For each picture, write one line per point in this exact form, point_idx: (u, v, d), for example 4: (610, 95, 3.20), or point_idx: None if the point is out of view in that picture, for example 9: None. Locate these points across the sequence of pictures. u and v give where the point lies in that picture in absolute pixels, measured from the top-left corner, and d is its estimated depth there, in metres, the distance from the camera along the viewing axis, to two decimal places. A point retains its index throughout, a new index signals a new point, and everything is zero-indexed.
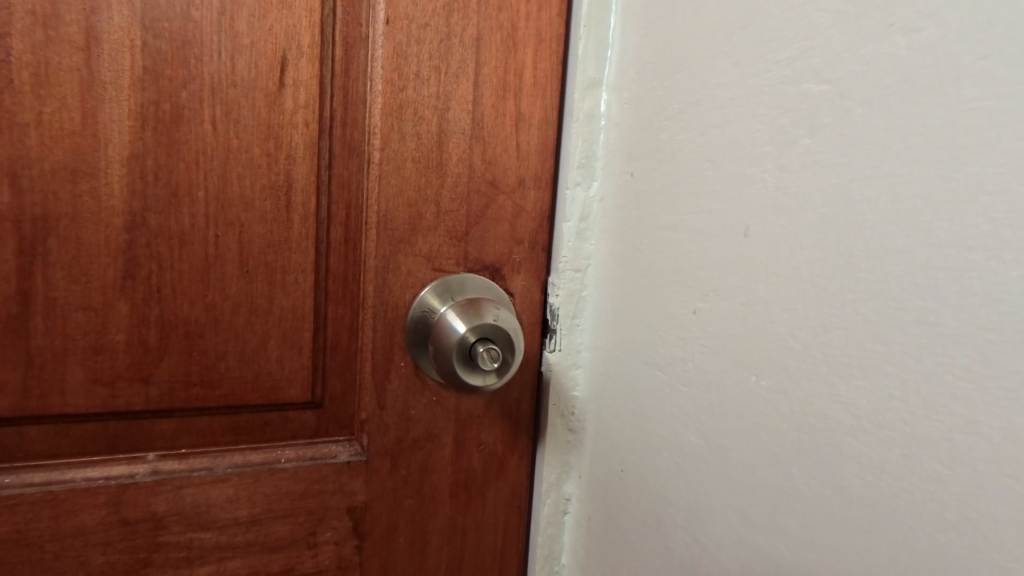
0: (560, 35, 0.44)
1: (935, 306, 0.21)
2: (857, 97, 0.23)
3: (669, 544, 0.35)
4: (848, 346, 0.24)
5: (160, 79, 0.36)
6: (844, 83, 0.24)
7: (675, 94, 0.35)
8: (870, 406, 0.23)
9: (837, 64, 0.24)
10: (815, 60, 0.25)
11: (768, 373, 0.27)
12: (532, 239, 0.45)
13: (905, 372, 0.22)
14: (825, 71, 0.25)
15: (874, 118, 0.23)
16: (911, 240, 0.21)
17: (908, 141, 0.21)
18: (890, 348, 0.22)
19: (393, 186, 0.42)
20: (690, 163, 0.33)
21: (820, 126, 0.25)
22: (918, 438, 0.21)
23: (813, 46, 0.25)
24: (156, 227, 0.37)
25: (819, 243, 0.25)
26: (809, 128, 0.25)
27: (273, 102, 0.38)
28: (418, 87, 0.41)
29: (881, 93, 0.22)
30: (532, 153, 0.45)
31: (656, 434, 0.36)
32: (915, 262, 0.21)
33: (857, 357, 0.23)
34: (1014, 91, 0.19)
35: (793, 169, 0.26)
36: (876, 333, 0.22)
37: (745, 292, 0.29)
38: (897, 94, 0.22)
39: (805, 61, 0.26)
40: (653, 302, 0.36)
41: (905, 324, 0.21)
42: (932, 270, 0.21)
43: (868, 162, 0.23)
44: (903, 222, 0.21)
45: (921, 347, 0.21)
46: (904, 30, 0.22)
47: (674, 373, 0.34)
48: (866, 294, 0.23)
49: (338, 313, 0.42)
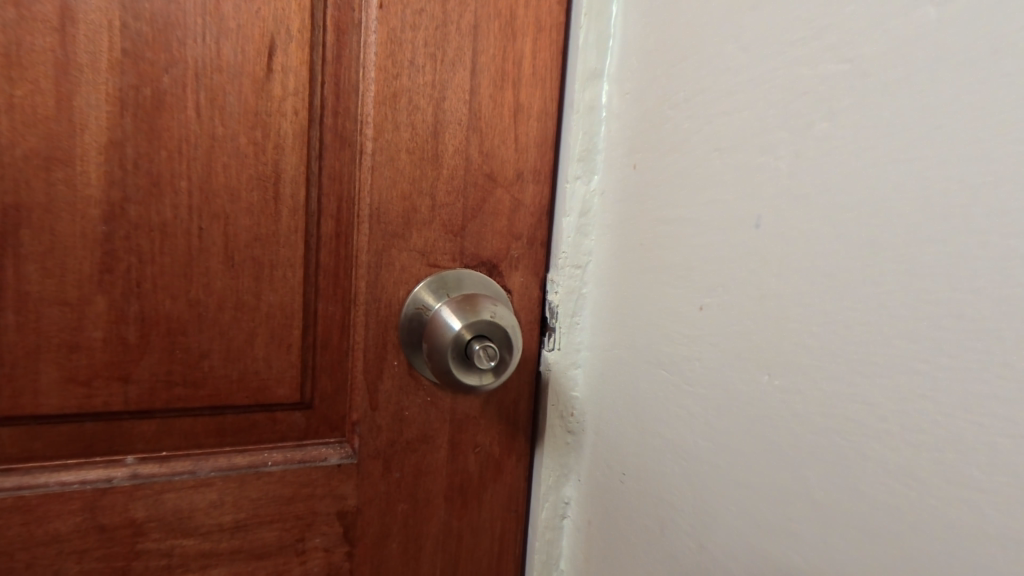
0: (560, 24, 0.42)
1: (968, 299, 0.19)
2: (883, 76, 0.22)
3: (672, 551, 0.33)
4: (872, 343, 0.22)
5: (140, 62, 0.34)
6: (866, 62, 0.23)
7: (681, 82, 0.34)
8: (895, 407, 0.21)
9: (857, 43, 0.23)
10: (833, 40, 0.24)
11: (781, 372, 0.26)
12: (531, 234, 0.44)
13: (935, 370, 0.20)
14: (844, 50, 0.23)
15: (901, 98, 0.21)
16: (943, 229, 0.20)
17: (939, 122, 0.20)
18: (920, 345, 0.21)
19: (386, 178, 0.40)
20: (695, 154, 0.32)
21: (838, 109, 0.24)
22: (951, 441, 0.20)
23: (831, 25, 0.24)
24: (135, 219, 0.35)
25: (837, 233, 0.23)
26: (828, 112, 0.24)
27: (260, 89, 0.37)
28: (412, 75, 0.40)
29: (907, 71, 0.21)
30: (531, 145, 0.43)
31: (659, 435, 0.34)
32: (947, 252, 0.20)
33: (881, 355, 0.22)
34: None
35: (808, 157, 0.25)
36: (902, 329, 0.21)
37: (756, 287, 0.27)
38: (927, 69, 0.20)
39: (823, 40, 0.24)
40: (656, 299, 0.35)
41: (936, 318, 0.20)
42: (966, 260, 0.19)
43: (895, 146, 0.21)
44: (930, 210, 0.20)
45: (952, 343, 0.20)
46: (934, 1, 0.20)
47: (679, 373, 0.33)
48: (892, 287, 0.21)
49: (329, 310, 0.41)
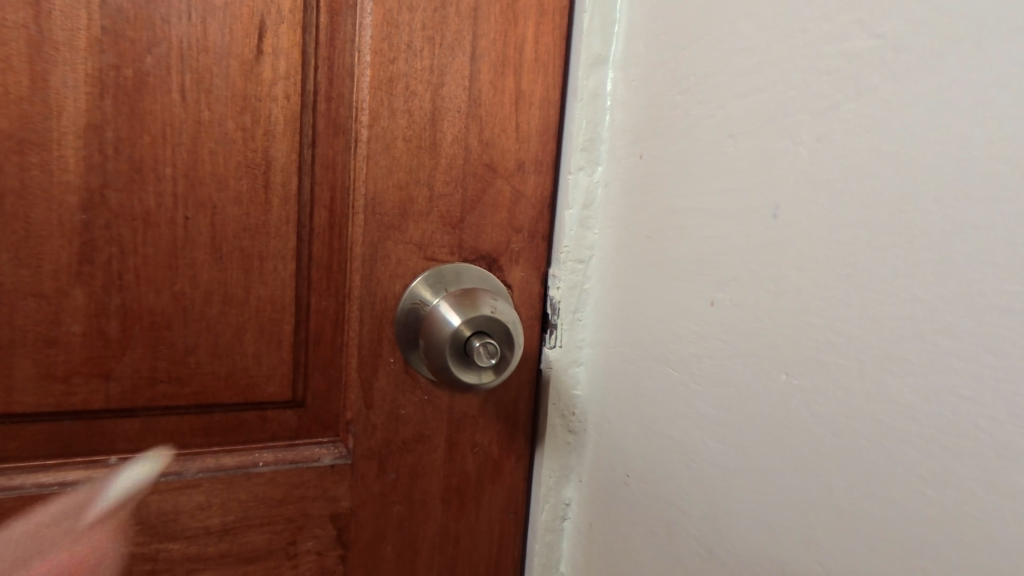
0: (563, 8, 0.41)
1: (1017, 290, 0.18)
2: (920, 51, 0.20)
3: (680, 557, 0.32)
4: (905, 340, 0.21)
5: (120, 40, 0.32)
6: (896, 38, 0.21)
7: (691, 65, 0.32)
8: (930, 408, 0.20)
9: (886, 17, 0.22)
10: (859, 15, 0.23)
11: (801, 369, 0.25)
12: (532, 227, 0.42)
13: (976, 368, 0.19)
14: (871, 26, 0.22)
15: (939, 74, 0.20)
16: (988, 215, 0.18)
17: (983, 98, 0.19)
18: (958, 340, 0.19)
19: (381, 167, 0.39)
20: (708, 140, 0.30)
21: (867, 89, 0.22)
22: (995, 445, 0.18)
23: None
24: (116, 208, 0.33)
25: (865, 221, 0.22)
26: (855, 91, 0.23)
27: (249, 71, 0.35)
28: (408, 59, 0.38)
29: (947, 46, 0.20)
30: (533, 134, 0.42)
31: (666, 435, 0.33)
32: (992, 239, 0.18)
33: (914, 352, 0.20)
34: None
35: (832, 141, 0.23)
36: (938, 323, 0.20)
37: (773, 281, 0.26)
38: (970, 42, 0.19)
39: (848, 16, 0.23)
40: (663, 292, 0.34)
41: (978, 312, 0.19)
42: (1016, 248, 0.18)
43: (932, 126, 0.20)
44: (974, 195, 0.19)
45: (996, 338, 0.18)
46: None
47: (687, 371, 0.31)
48: (927, 279, 0.20)
49: (322, 305, 0.39)
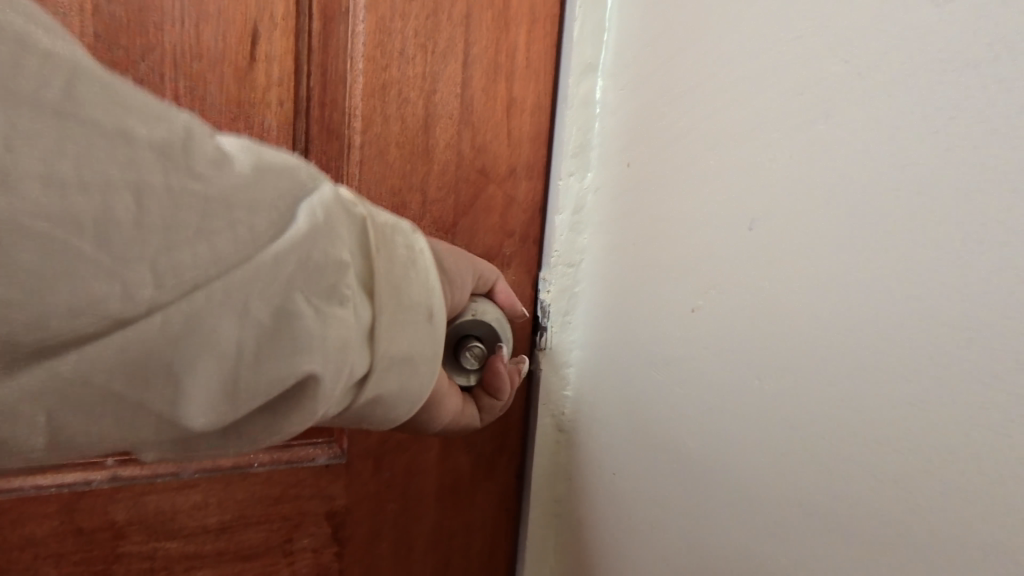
0: (554, 17, 0.42)
1: (960, 307, 0.19)
2: (883, 78, 0.21)
3: (664, 553, 0.33)
4: (865, 349, 0.22)
5: (115, 49, 0.32)
6: (862, 64, 0.22)
7: (676, 77, 0.33)
8: (883, 414, 0.21)
9: (855, 42, 0.23)
10: (829, 42, 0.24)
11: (773, 376, 0.26)
12: (523, 231, 0.44)
13: (927, 380, 0.20)
14: (841, 51, 0.23)
15: (899, 102, 0.21)
16: (941, 236, 0.20)
17: (937, 127, 0.20)
18: (908, 351, 0.21)
19: (375, 173, 0.40)
20: (690, 152, 0.32)
21: (836, 110, 0.23)
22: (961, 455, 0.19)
23: (824, 26, 0.24)
24: None
25: (830, 237, 0.23)
26: (825, 111, 0.24)
27: (242, 78, 0.36)
28: (401, 66, 0.39)
29: (909, 74, 0.21)
30: (525, 141, 0.43)
31: (651, 434, 0.34)
32: (950, 258, 0.19)
33: (873, 361, 0.22)
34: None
35: (804, 160, 0.25)
36: (894, 335, 0.21)
37: (750, 290, 0.27)
38: (929, 72, 0.20)
39: (820, 40, 0.24)
40: (648, 297, 0.35)
41: (927, 327, 0.20)
42: (962, 269, 0.19)
43: (891, 152, 0.21)
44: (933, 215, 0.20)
45: (943, 353, 0.20)
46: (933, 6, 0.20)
47: (671, 374, 0.33)
48: (886, 293, 0.21)
49: None
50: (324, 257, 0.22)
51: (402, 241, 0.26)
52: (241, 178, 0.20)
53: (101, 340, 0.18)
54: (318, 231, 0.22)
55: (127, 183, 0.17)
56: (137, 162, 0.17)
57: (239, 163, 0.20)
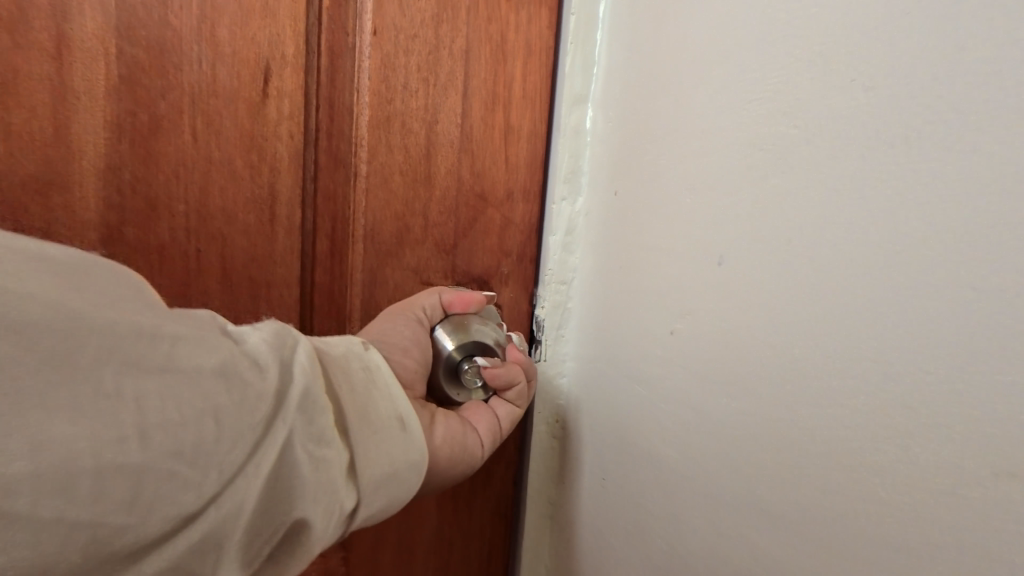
0: (549, 50, 0.44)
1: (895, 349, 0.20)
2: (829, 134, 0.23)
3: (649, 557, 0.35)
4: (812, 381, 0.23)
5: (136, 88, 0.34)
6: (810, 122, 0.24)
7: (657, 115, 0.35)
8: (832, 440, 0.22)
9: (807, 102, 0.24)
10: (787, 101, 0.25)
11: (737, 394, 0.28)
12: (520, 251, 0.46)
13: (863, 415, 0.21)
14: (793, 112, 0.25)
15: (841, 158, 0.22)
16: (871, 281, 0.21)
17: (871, 181, 0.21)
18: (848, 386, 0.22)
19: (380, 199, 0.42)
20: (669, 188, 0.34)
21: (790, 161, 0.25)
22: (882, 480, 0.20)
23: (778, 85, 0.26)
24: (134, 242, 0.36)
25: (781, 274, 0.25)
26: (777, 166, 0.26)
27: (255, 113, 0.38)
28: (405, 99, 0.41)
29: (848, 133, 0.22)
30: (521, 166, 0.45)
31: (637, 445, 0.36)
32: (888, 304, 0.20)
33: (821, 395, 0.23)
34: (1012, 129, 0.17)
35: (763, 204, 0.26)
36: (839, 372, 0.22)
37: (717, 319, 0.29)
38: (864, 132, 0.21)
39: (769, 99, 0.26)
40: (632, 319, 0.37)
41: (864, 366, 0.21)
42: (895, 316, 0.20)
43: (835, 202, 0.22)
44: (868, 262, 0.21)
45: (880, 389, 0.20)
46: (863, 82, 0.22)
47: (652, 391, 0.35)
48: (833, 333, 0.22)
49: (325, 326, 0.43)
50: (323, 407, 0.26)
51: (359, 364, 0.31)
52: (272, 372, 0.25)
53: (147, 529, 0.20)
54: (316, 388, 0.26)
55: (202, 411, 0.22)
56: (203, 389, 0.22)
57: (264, 358, 0.25)
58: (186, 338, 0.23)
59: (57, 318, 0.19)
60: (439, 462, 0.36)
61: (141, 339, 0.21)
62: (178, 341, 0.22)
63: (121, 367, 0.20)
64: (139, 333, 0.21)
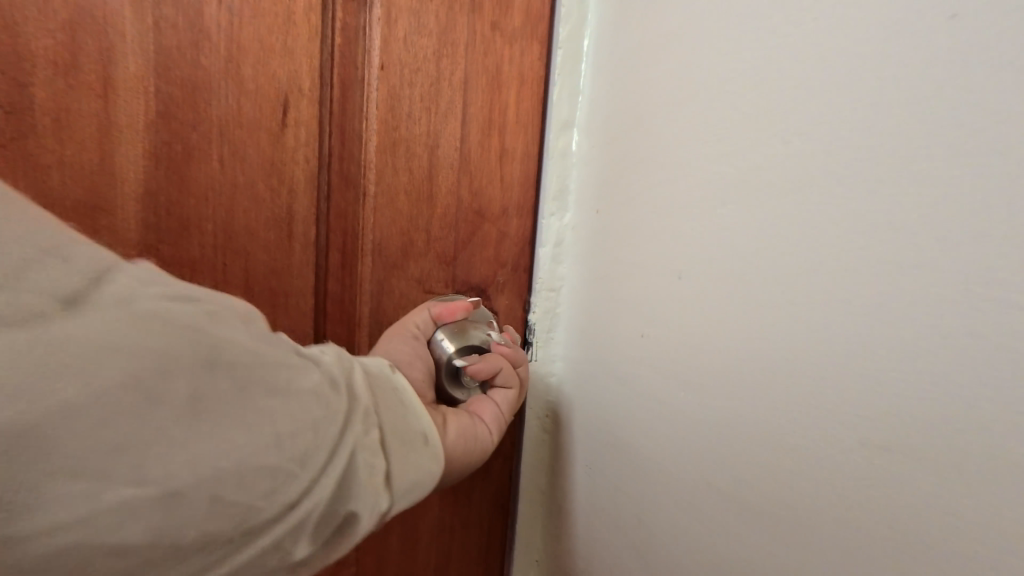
0: (540, 79, 0.49)
1: (805, 342, 0.26)
2: (766, 177, 0.29)
3: (631, 535, 0.40)
4: (754, 372, 0.29)
5: (172, 121, 0.39)
6: (751, 164, 0.30)
7: (634, 145, 0.40)
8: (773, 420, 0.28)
9: (750, 147, 0.30)
10: (729, 145, 0.31)
11: (696, 387, 0.33)
12: (515, 262, 0.50)
13: (793, 395, 0.27)
14: (737, 155, 0.31)
15: (779, 194, 0.28)
16: (799, 291, 0.27)
17: (796, 212, 0.27)
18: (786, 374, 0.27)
19: (386, 216, 0.46)
20: (642, 211, 0.39)
21: (731, 197, 0.31)
22: (832, 472, 0.25)
23: (728, 131, 0.32)
24: (169, 258, 0.40)
25: (725, 287, 0.31)
26: (722, 199, 0.32)
27: (276, 140, 0.42)
28: (409, 126, 0.46)
29: (779, 176, 0.28)
30: (515, 184, 0.50)
31: (617, 435, 0.41)
32: (812, 307, 0.26)
33: (760, 382, 0.29)
34: (912, 188, 0.22)
35: (713, 230, 0.32)
36: (772, 364, 0.28)
37: (677, 323, 0.35)
38: (791, 175, 0.27)
39: (721, 142, 0.32)
40: (614, 323, 0.42)
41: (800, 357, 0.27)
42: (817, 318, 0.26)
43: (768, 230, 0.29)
44: (790, 280, 0.27)
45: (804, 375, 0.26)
46: (792, 133, 0.27)
47: (631, 387, 0.40)
48: (767, 334, 0.29)
49: (336, 332, 0.47)
50: (378, 428, 0.28)
51: (388, 382, 0.32)
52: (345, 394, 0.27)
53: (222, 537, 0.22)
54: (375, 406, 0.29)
55: (298, 430, 0.24)
56: (300, 406, 0.24)
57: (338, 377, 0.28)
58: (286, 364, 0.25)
59: (186, 351, 0.21)
60: (455, 455, 0.37)
61: (256, 366, 0.24)
62: (277, 366, 0.25)
63: (239, 385, 0.23)
64: (235, 360, 0.23)
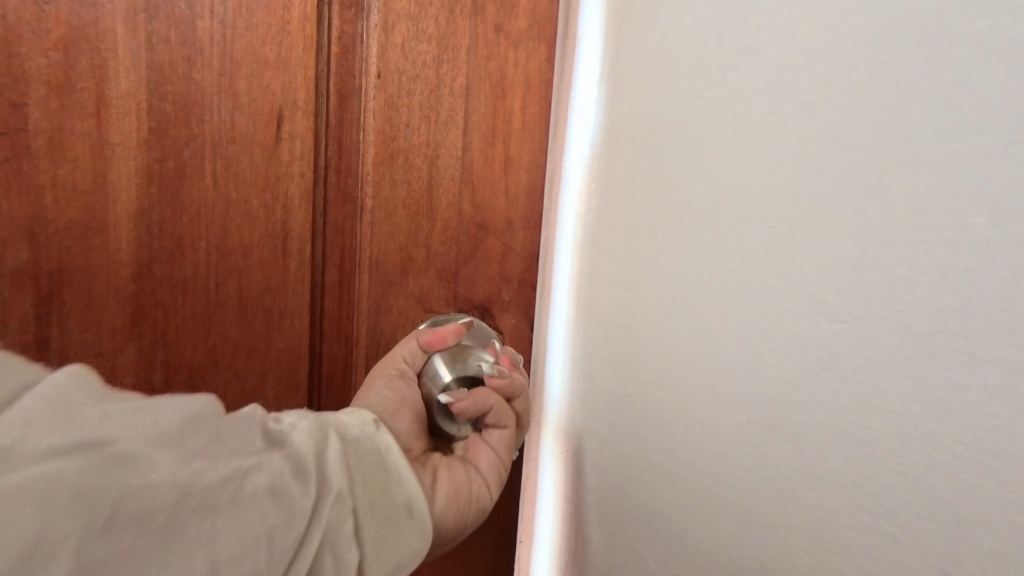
0: (547, 83, 0.45)
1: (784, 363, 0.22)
2: (749, 167, 0.24)
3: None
4: (727, 395, 0.25)
5: (164, 138, 0.38)
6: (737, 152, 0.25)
7: (622, 145, 0.37)
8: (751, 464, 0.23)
9: (736, 133, 0.25)
10: (719, 131, 0.27)
11: (667, 401, 0.30)
12: (521, 278, 0.47)
13: (772, 437, 0.22)
14: (723, 142, 0.26)
15: (756, 187, 0.24)
16: (780, 306, 0.22)
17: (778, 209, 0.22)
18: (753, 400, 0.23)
19: (384, 232, 0.44)
20: (629, 213, 0.35)
21: (713, 190, 0.27)
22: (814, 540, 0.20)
23: (715, 118, 0.27)
24: (162, 277, 0.39)
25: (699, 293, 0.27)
26: (704, 194, 0.27)
27: (270, 155, 0.41)
28: (407, 136, 0.43)
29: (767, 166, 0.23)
30: (521, 195, 0.46)
31: (602, 464, 0.37)
32: (790, 326, 0.21)
33: (734, 410, 0.24)
34: (910, 176, 0.17)
35: (691, 230, 0.28)
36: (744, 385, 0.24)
37: (655, 335, 0.31)
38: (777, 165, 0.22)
39: (709, 130, 0.27)
40: (601, 340, 0.39)
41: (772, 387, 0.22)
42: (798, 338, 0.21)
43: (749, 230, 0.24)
44: (773, 291, 0.22)
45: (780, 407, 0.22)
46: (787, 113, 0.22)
47: (614, 410, 0.36)
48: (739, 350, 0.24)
49: (334, 351, 0.46)
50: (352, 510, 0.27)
51: (370, 446, 0.30)
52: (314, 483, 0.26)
53: None
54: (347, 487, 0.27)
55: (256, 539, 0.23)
56: (261, 512, 0.23)
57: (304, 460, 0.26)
58: (251, 468, 0.24)
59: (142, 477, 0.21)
60: (446, 522, 0.36)
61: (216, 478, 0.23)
62: (243, 477, 0.24)
63: (202, 511, 0.22)
64: (194, 476, 0.22)
